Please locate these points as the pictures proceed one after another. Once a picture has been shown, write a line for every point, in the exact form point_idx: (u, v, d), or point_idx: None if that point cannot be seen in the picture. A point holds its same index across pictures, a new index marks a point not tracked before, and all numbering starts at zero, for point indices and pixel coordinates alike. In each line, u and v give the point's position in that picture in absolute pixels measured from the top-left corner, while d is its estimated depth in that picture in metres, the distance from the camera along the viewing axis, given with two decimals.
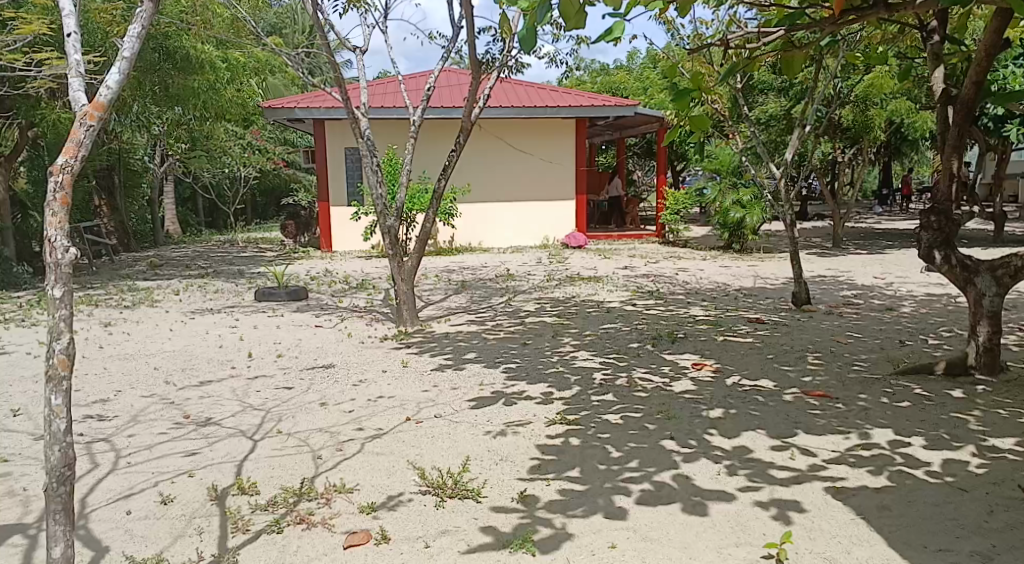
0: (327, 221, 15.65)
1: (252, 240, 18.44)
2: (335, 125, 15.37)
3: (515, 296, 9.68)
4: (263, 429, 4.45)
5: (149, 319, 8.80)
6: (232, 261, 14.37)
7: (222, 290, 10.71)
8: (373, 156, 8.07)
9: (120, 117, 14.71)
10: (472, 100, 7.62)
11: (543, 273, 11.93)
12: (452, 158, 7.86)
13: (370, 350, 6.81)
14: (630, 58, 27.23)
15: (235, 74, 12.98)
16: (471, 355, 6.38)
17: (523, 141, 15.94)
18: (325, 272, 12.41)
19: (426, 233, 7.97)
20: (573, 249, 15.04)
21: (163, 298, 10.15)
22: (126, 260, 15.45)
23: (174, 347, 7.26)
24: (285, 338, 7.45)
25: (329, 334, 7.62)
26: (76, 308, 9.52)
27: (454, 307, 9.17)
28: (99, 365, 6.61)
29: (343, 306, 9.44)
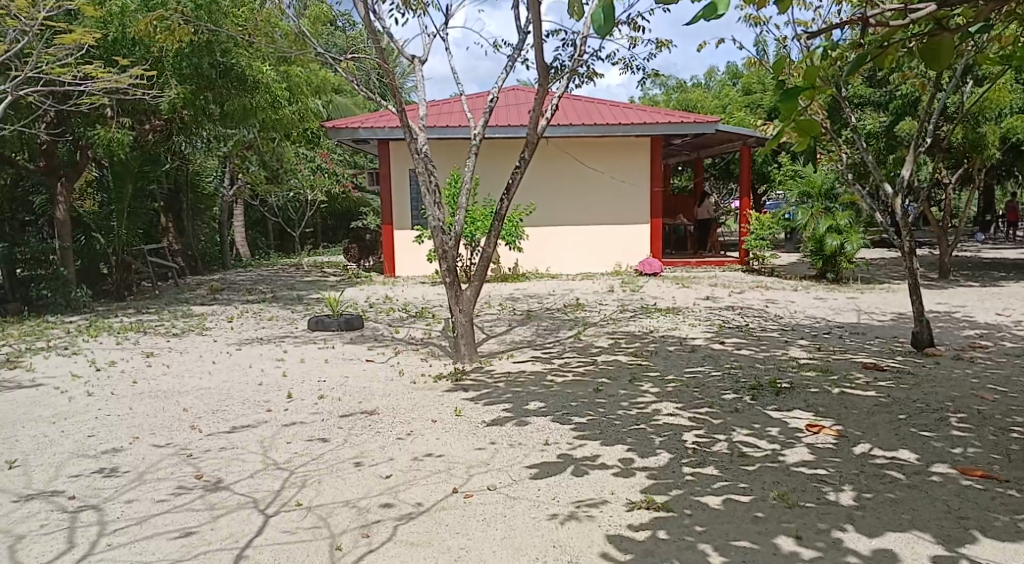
0: (389, 245, 15.08)
1: (316, 263, 18.06)
2: (399, 146, 14.86)
3: (585, 330, 8.79)
4: (278, 500, 3.70)
5: (194, 348, 8.22)
6: (293, 286, 13.90)
7: (276, 317, 10.14)
8: (429, 176, 7.33)
9: (187, 140, 14.50)
10: (538, 111, 6.82)
11: (617, 302, 11.00)
12: (516, 175, 7.00)
13: (422, 392, 6.00)
14: (709, 75, 26.17)
15: (297, 93, 12.56)
16: (536, 404, 5.52)
17: (594, 161, 15.10)
18: (384, 299, 11.77)
19: (487, 260, 7.16)
20: (648, 277, 14.06)
21: (215, 325, 9.62)
22: (189, 283, 15.16)
23: (211, 382, 6.61)
24: (331, 375, 6.72)
25: (380, 371, 6.85)
26: (124, 334, 9.04)
27: (518, 342, 8.33)
28: (126, 402, 5.99)
29: (398, 338, 8.72)
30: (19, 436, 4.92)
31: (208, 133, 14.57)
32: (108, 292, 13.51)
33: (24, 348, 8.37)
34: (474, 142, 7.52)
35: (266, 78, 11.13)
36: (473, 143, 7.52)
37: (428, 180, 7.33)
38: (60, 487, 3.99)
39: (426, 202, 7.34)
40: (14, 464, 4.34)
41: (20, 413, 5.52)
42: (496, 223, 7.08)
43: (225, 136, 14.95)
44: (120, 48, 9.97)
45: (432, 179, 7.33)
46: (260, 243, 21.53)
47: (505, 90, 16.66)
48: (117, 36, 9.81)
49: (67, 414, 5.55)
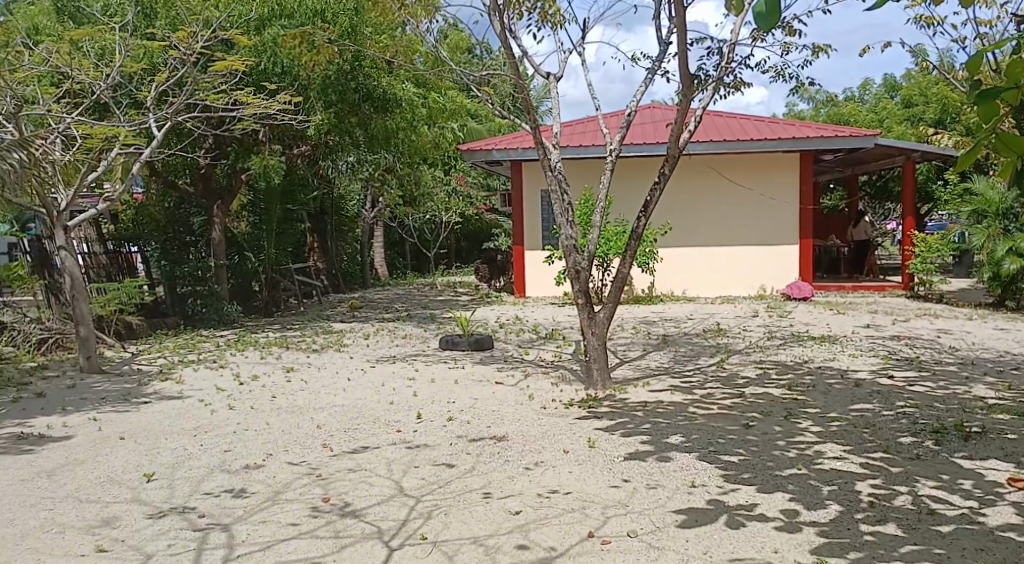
0: (520, 265, 14.93)
1: (450, 283, 18.23)
2: (533, 166, 14.75)
3: (728, 359, 8.21)
4: (403, 531, 3.50)
5: (329, 364, 8.28)
6: (427, 305, 14.02)
7: (409, 336, 10.15)
8: (562, 193, 7.04)
9: (332, 164, 15.00)
10: (680, 123, 6.40)
11: (762, 329, 10.29)
12: (654, 192, 6.55)
13: (554, 418, 5.70)
14: (863, 88, 24.58)
15: (435, 117, 12.70)
16: (678, 439, 5.08)
17: (735, 179, 14.38)
18: (515, 319, 11.58)
19: (622, 281, 6.77)
20: (795, 302, 13.16)
21: (352, 341, 9.74)
22: (331, 300, 15.63)
23: (343, 398, 6.56)
24: (461, 397, 6.53)
25: (510, 394, 6.60)
26: (267, 348, 9.29)
27: (655, 369, 7.87)
28: (263, 416, 6.00)
29: (530, 360, 8.47)
30: (160, 448, 4.98)
31: (352, 158, 15.02)
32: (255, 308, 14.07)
33: (176, 361, 8.75)
34: (610, 158, 7.16)
35: (405, 101, 11.29)
36: (609, 159, 7.15)
37: (561, 198, 7.04)
38: (193, 503, 3.94)
39: (559, 220, 7.06)
40: (152, 477, 4.31)
41: (164, 425, 5.63)
42: (632, 242, 6.68)
43: (369, 161, 15.38)
44: (271, 74, 10.39)
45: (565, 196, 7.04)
46: (397, 263, 22.03)
47: (641, 108, 16.24)
48: (268, 64, 10.24)
49: (207, 428, 5.61)
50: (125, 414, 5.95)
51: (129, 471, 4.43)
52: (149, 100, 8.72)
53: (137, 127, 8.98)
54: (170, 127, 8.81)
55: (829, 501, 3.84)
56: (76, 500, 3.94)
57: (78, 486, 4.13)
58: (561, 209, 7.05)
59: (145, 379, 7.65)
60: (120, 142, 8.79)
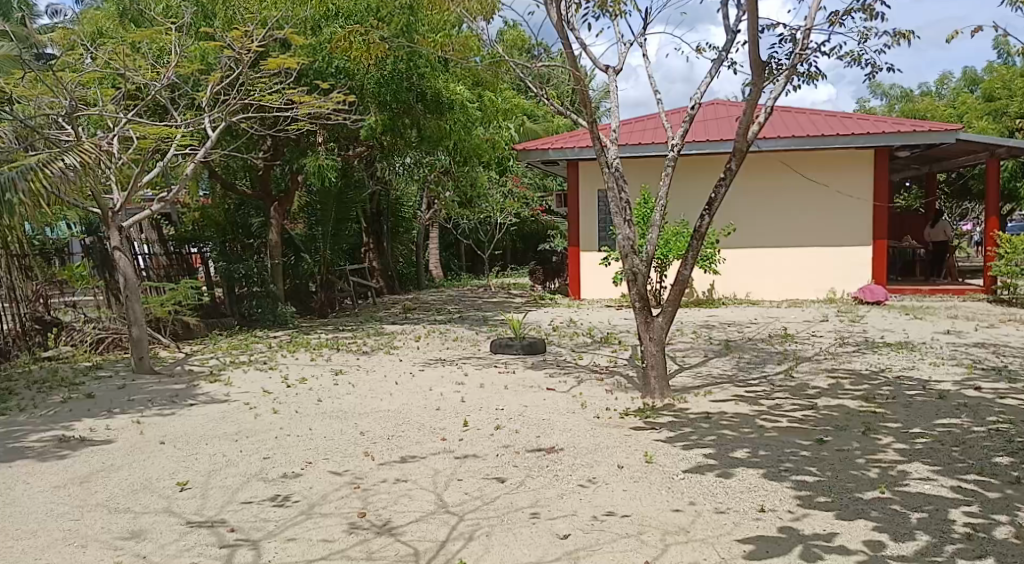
0: (576, 267, 14.57)
1: (505, 285, 17.99)
2: (590, 165, 14.39)
3: (797, 366, 7.73)
4: (441, 555, 3.24)
5: (378, 366, 8.09)
6: (480, 307, 13.78)
7: (461, 338, 9.90)
8: (619, 191, 6.67)
9: (388, 165, 14.90)
10: (749, 113, 5.97)
11: (833, 335, 9.73)
12: (718, 190, 6.10)
13: (608, 429, 5.36)
14: (940, 82, 23.41)
15: (490, 115, 12.43)
16: (745, 453, 4.69)
17: (802, 177, 13.79)
18: (570, 322, 11.23)
19: (682, 284, 6.36)
20: (866, 307, 12.49)
21: (403, 344, 9.55)
22: (386, 302, 15.53)
23: (389, 403, 6.33)
24: (510, 404, 6.22)
25: (562, 401, 6.27)
26: (318, 350, 9.17)
27: (717, 376, 7.45)
28: (307, 420, 5.82)
29: (584, 365, 8.13)
30: (200, 454, 4.82)
31: (409, 159, 14.89)
32: (310, 309, 13.97)
33: (228, 362, 8.69)
34: (671, 153, 6.75)
35: (459, 100, 11.09)
36: (670, 154, 6.75)
37: (618, 196, 6.68)
38: (226, 514, 3.73)
39: (615, 220, 6.69)
40: (186, 486, 4.13)
41: (207, 429, 5.49)
42: (693, 242, 6.27)
43: (425, 162, 15.23)
44: (325, 73, 10.28)
45: (622, 195, 6.67)
46: (452, 265, 21.89)
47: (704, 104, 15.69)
48: (323, 63, 10.15)
49: (249, 433, 5.44)
50: (170, 417, 5.84)
51: (164, 479, 4.27)
52: (204, 100, 8.69)
53: (193, 128, 8.96)
54: (224, 127, 8.77)
55: (918, 531, 3.43)
56: (107, 509, 3.78)
57: (111, 495, 3.98)
58: (618, 208, 6.67)
59: (194, 380, 7.58)
60: (176, 143, 8.78)
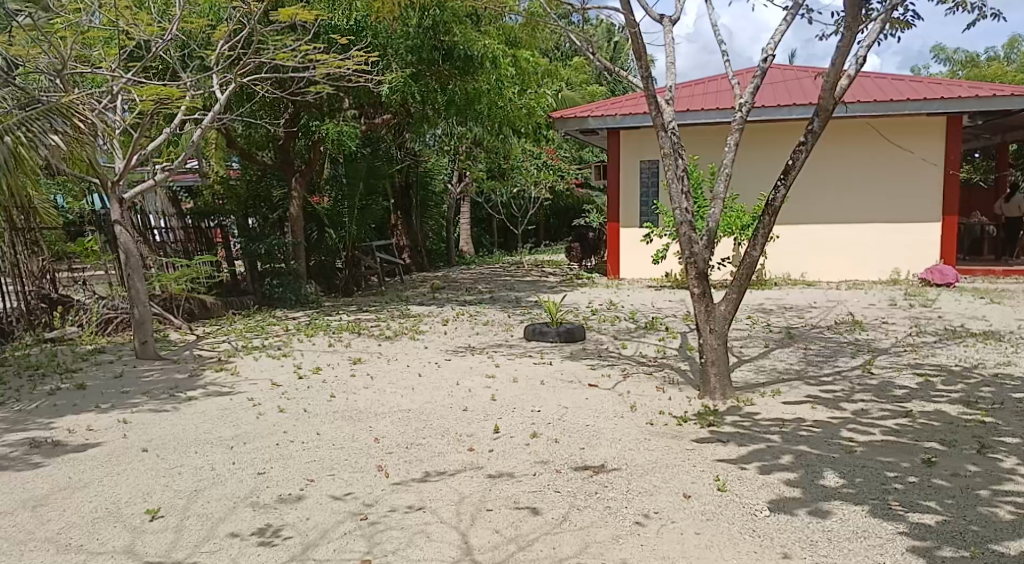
0: (615, 244, 13.65)
1: (539, 263, 17.14)
2: (632, 134, 13.45)
3: (874, 361, 6.81)
4: None
5: (402, 354, 7.33)
6: (514, 286, 12.99)
7: (493, 322, 9.12)
8: (675, 158, 5.75)
9: (418, 135, 14.07)
10: (839, 64, 5.04)
11: (907, 324, 8.79)
12: (797, 155, 5.30)
13: (665, 441, 4.52)
14: (1008, 47, 21.89)
15: (525, 79, 11.48)
16: (838, 478, 3.84)
17: (865, 146, 12.87)
18: (610, 305, 10.38)
19: (751, 266, 5.47)
20: (936, 291, 11.47)
21: (429, 327, 8.78)
22: (415, 280, 14.78)
23: (413, 400, 5.55)
24: (549, 404, 5.42)
25: (610, 402, 5.43)
26: (338, 333, 8.41)
27: (784, 372, 6.56)
28: (318, 420, 5.06)
29: (630, 356, 7.28)
30: (184, 466, 4.13)
31: (441, 128, 14.00)
32: (336, 287, 13.23)
33: (240, 346, 7.98)
34: (739, 115, 5.80)
35: (491, 61, 10.22)
36: (738, 115, 5.81)
37: (673, 163, 5.75)
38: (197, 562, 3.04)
39: (671, 191, 5.77)
40: (157, 515, 3.43)
41: (200, 431, 4.78)
42: (765, 216, 5.38)
43: (458, 132, 14.37)
44: (348, 31, 9.45)
45: (676, 163, 5.74)
46: (483, 240, 21.05)
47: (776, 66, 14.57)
48: (342, 16, 9.31)
49: (248, 436, 4.70)
50: (163, 415, 5.16)
51: (135, 503, 3.59)
52: (213, 58, 7.89)
53: (200, 89, 8.19)
54: (233, 90, 7.99)
55: None
56: (58, 553, 3.13)
57: (66, 529, 3.33)
58: (673, 178, 5.74)
59: (199, 368, 6.89)
60: (183, 112, 8.00)
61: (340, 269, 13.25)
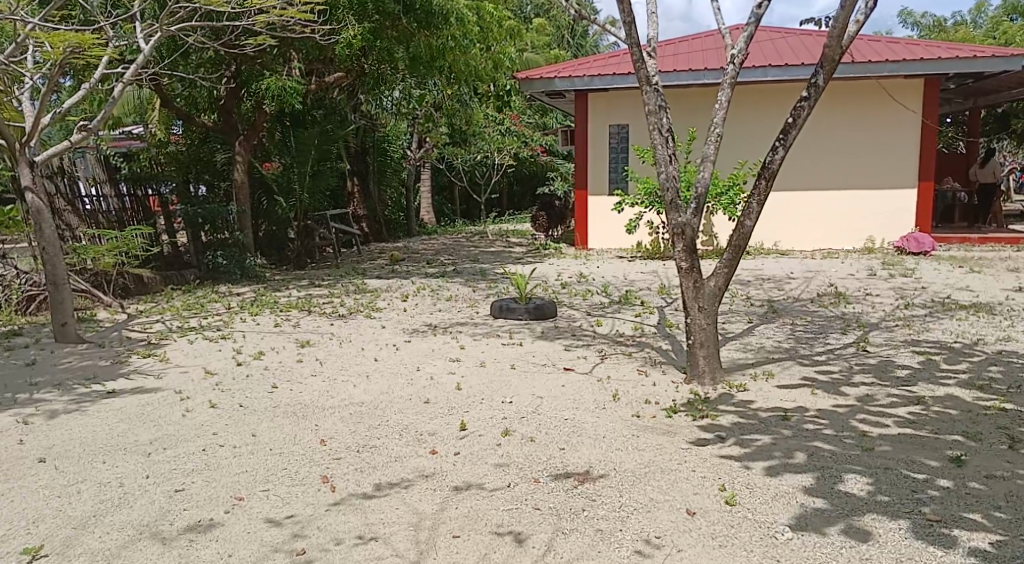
0: (583, 212, 13.03)
1: (503, 233, 16.44)
2: (600, 97, 12.81)
3: (869, 339, 6.31)
4: None
5: (356, 335, 6.64)
6: (477, 257, 12.31)
7: (456, 297, 8.47)
8: (658, 116, 5.10)
9: (373, 96, 13.19)
10: (850, 8, 4.45)
11: (893, 296, 8.36)
12: (798, 113, 4.72)
13: (656, 438, 3.94)
14: (977, 11, 21.66)
15: (488, 34, 10.70)
16: (862, 483, 3.30)
17: (842, 110, 12.40)
18: (580, 277, 9.78)
19: (744, 238, 4.89)
20: (914, 259, 11.10)
21: (386, 304, 8.06)
22: (372, 251, 13.98)
23: (366, 391, 4.87)
24: (521, 394, 4.80)
25: (590, 391, 4.85)
26: (286, 311, 7.66)
27: (774, 352, 6.02)
28: (255, 418, 4.38)
29: (605, 335, 6.68)
30: (86, 481, 3.46)
31: (397, 89, 13.14)
32: (287, 259, 12.39)
33: (176, 327, 7.20)
34: (730, 69, 5.17)
35: (453, 15, 9.45)
36: (729, 70, 5.19)
37: (656, 122, 5.09)
38: None
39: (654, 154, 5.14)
40: (37, 554, 2.84)
41: (114, 434, 4.10)
42: (761, 181, 4.78)
43: (417, 94, 13.53)
44: None
45: (658, 122, 5.09)
46: (445, 209, 20.27)
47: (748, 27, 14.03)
48: None
49: (170, 441, 4.01)
50: (74, 416, 4.44)
51: (13, 538, 2.97)
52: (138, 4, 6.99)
53: (125, 40, 7.31)
54: (159, 40, 7.11)
55: None
56: None
57: None
58: (657, 139, 5.10)
59: (125, 354, 6.11)
60: (104, 64, 7.10)
61: (292, 240, 12.42)
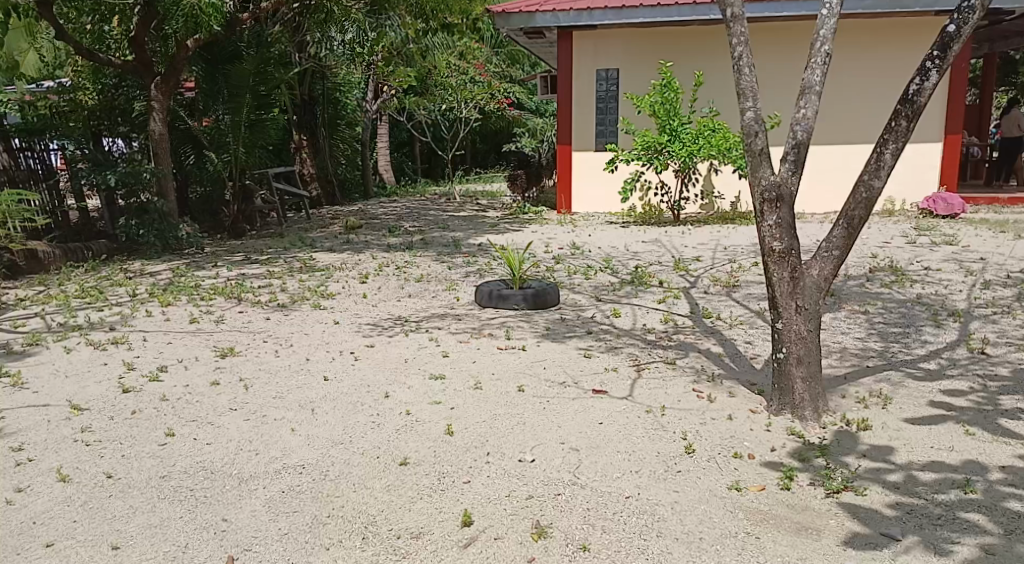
0: (566, 172, 11.38)
1: (470, 194, 14.70)
2: (587, 35, 11.11)
3: (977, 335, 4.84)
4: None
5: (300, 338, 4.95)
6: (448, 223, 10.63)
7: (428, 276, 6.81)
8: (743, 26, 3.51)
9: (321, 32, 11.27)
10: None
11: (956, 270, 6.96)
12: (962, 18, 3.20)
13: (785, 548, 2.40)
14: None
15: None
16: None
17: (865, 53, 10.76)
18: (574, 248, 8.18)
19: (869, 206, 3.41)
20: (949, 223, 9.78)
21: (340, 288, 6.35)
22: (323, 216, 12.17)
23: (307, 443, 3.22)
24: (548, 440, 3.22)
25: (646, 437, 3.26)
26: (207, 300, 5.91)
27: (863, 358, 4.52)
28: (123, 506, 2.71)
29: (630, 332, 5.08)
30: None
31: (348, 29, 11.26)
32: (222, 226, 10.51)
33: (56, 324, 5.39)
34: None
35: None
36: None
37: (741, 35, 3.51)
38: None
39: (736, 82, 3.53)
40: None
41: None
42: (900, 120, 3.28)
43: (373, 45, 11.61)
44: None
45: (742, 35, 3.51)
46: (404, 168, 18.40)
47: None
48: None
49: None
50: None
51: None
52: None
53: None
54: None
55: None
56: None
57: None
58: (742, 60, 3.50)
59: None
60: None
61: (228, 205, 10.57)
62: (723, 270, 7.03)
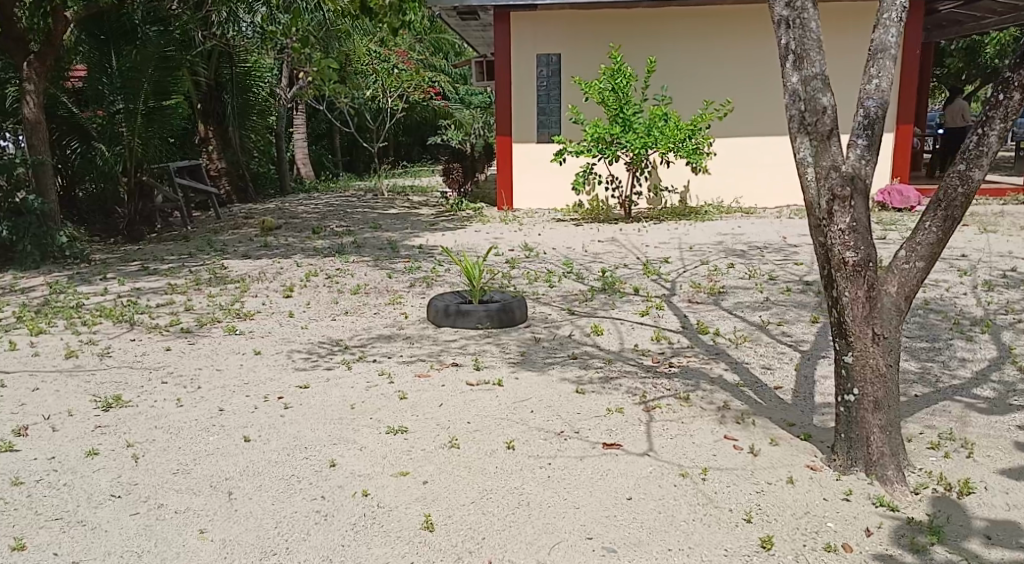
0: (506, 166, 10.49)
1: (399, 190, 13.61)
2: (526, 18, 10.21)
3: (1020, 350, 4.19)
4: None
5: (211, 378, 3.91)
6: (378, 222, 9.58)
7: (366, 287, 5.80)
8: None
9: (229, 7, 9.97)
10: None
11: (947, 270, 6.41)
12: None
13: None
14: None
15: None
16: None
17: None
18: (527, 250, 7.31)
19: (963, 206, 2.63)
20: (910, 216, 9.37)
21: (260, 306, 5.28)
22: (237, 215, 10.90)
23: (222, 557, 2.25)
24: (567, 534, 2.34)
25: (695, 522, 2.42)
26: (91, 327, 4.77)
27: (908, 383, 3.79)
28: None
29: (620, 356, 4.24)
30: None
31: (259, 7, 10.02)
32: (116, 229, 9.16)
33: None
34: None
35: None
36: None
37: None
38: None
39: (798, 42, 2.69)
40: None
41: None
42: (1012, 92, 2.49)
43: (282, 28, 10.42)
44: None
45: None
46: (324, 162, 17.13)
47: None
48: None
49: None
50: None
51: None
52: None
53: None
54: None
55: None
56: None
57: None
58: (805, 12, 2.66)
59: None
60: None
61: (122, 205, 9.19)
62: (699, 274, 6.27)
